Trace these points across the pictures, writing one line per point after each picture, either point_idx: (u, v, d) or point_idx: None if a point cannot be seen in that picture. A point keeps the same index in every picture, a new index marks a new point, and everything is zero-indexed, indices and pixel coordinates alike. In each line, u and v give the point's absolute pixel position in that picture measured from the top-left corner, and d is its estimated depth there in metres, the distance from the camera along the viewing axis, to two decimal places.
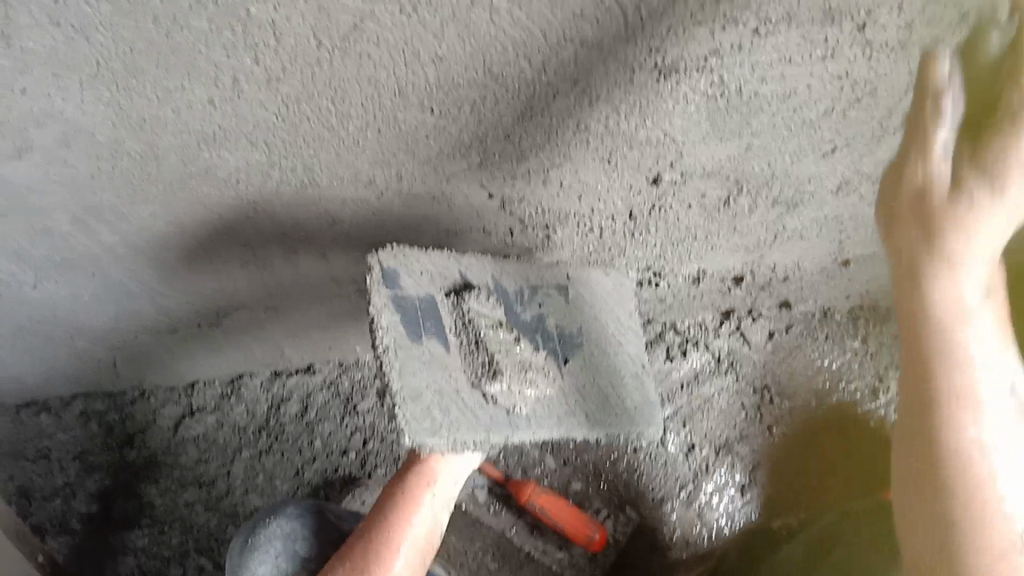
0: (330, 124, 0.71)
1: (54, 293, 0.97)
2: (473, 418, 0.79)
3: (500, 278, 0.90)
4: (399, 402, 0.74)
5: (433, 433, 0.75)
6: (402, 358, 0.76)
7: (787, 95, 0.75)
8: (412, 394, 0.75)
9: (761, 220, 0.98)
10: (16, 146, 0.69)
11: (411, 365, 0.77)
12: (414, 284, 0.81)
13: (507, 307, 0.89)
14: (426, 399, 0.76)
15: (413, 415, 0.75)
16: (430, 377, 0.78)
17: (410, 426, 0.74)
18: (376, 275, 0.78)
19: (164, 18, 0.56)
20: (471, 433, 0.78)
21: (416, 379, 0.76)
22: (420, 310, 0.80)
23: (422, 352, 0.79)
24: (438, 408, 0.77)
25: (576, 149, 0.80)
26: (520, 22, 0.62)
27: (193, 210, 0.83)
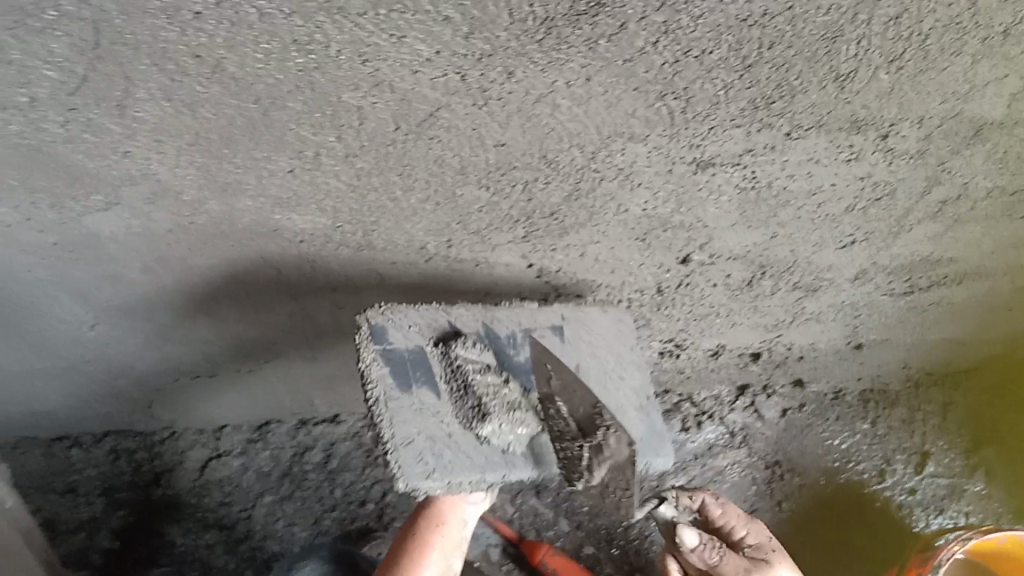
0: (393, 196, 0.78)
1: (109, 334, 1.02)
2: (466, 459, 0.79)
3: (491, 326, 0.89)
4: (392, 449, 0.77)
5: (428, 476, 0.77)
6: (394, 408, 0.80)
7: (813, 191, 0.82)
8: (404, 441, 0.78)
9: (781, 302, 1.04)
10: (107, 200, 0.75)
11: (402, 414, 0.80)
12: (403, 336, 0.84)
13: (497, 350, 0.87)
14: (418, 445, 0.78)
15: (406, 461, 0.77)
16: (422, 423, 0.80)
17: (403, 473, 0.76)
18: (366, 334, 0.82)
19: (265, 99, 0.64)
20: (466, 473, 0.78)
21: (407, 428, 0.79)
22: (411, 361, 0.83)
23: (414, 400, 0.81)
24: (432, 452, 0.79)
25: (614, 229, 0.86)
26: (577, 117, 0.69)
27: (254, 263, 0.89)
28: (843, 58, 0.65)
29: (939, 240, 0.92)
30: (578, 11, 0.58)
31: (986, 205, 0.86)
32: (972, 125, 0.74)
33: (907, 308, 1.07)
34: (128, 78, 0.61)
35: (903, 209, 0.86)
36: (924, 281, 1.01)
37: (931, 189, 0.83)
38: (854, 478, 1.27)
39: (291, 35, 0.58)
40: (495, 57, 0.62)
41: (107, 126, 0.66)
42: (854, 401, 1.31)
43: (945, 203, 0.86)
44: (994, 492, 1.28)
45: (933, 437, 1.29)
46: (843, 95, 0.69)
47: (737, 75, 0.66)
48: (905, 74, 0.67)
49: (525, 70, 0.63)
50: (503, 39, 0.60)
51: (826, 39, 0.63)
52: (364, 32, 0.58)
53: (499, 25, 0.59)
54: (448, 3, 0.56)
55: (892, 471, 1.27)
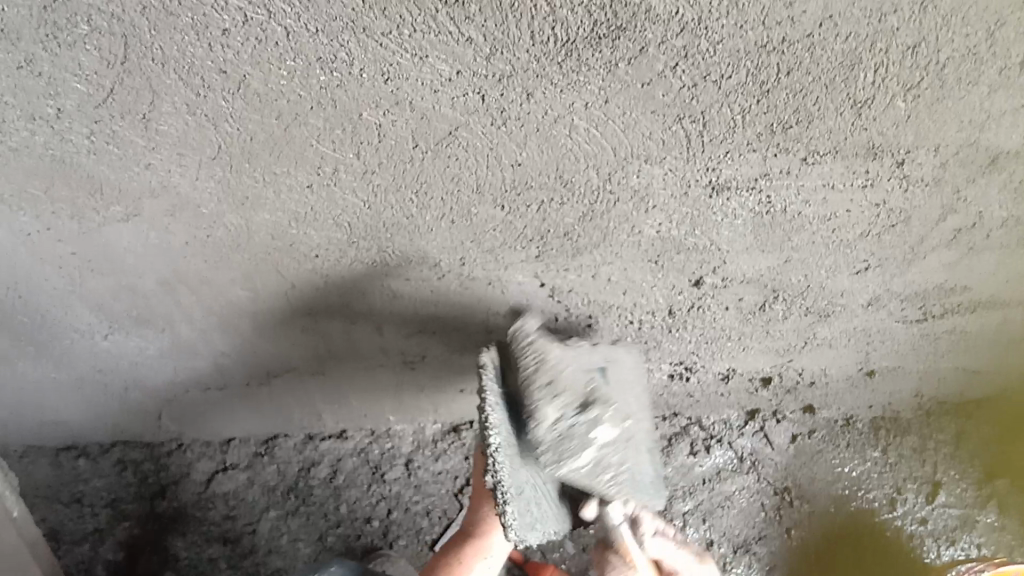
0: (409, 213, 0.79)
1: (122, 345, 1.02)
2: (549, 510, 0.88)
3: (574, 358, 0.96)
4: (508, 500, 0.82)
5: (531, 527, 0.85)
6: (513, 457, 0.83)
7: (828, 217, 0.82)
8: (518, 490, 0.83)
9: (794, 326, 1.04)
10: (126, 212, 0.76)
11: (518, 461, 0.84)
12: (514, 377, 0.87)
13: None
14: (526, 496, 0.85)
15: (520, 510, 0.83)
16: (527, 473, 0.85)
17: (517, 522, 0.82)
18: (491, 374, 0.84)
19: (287, 114, 0.65)
20: (550, 525, 0.88)
21: (522, 480, 0.84)
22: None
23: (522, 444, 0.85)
24: (530, 501, 0.85)
25: (627, 250, 0.87)
26: (594, 139, 0.70)
27: (268, 277, 0.89)
28: (861, 85, 0.65)
29: (953, 268, 0.92)
30: (599, 35, 0.59)
31: (1000, 233, 0.86)
32: (988, 154, 0.75)
33: (921, 335, 1.07)
34: (153, 91, 0.62)
35: (918, 236, 0.86)
36: (937, 309, 1.01)
37: (947, 217, 0.83)
38: (865, 507, 1.27)
39: (316, 54, 0.59)
40: (515, 78, 0.62)
41: (130, 138, 0.67)
42: (865, 428, 1.27)
43: (960, 231, 0.86)
44: (1006, 524, 1.28)
45: (944, 467, 1.27)
46: (860, 121, 0.69)
47: (754, 100, 0.66)
48: (923, 102, 0.67)
49: (545, 91, 0.64)
50: (524, 60, 0.61)
51: (844, 66, 0.63)
52: (388, 52, 0.60)
53: (521, 47, 0.60)
54: (471, 25, 0.58)
55: (904, 500, 1.27)
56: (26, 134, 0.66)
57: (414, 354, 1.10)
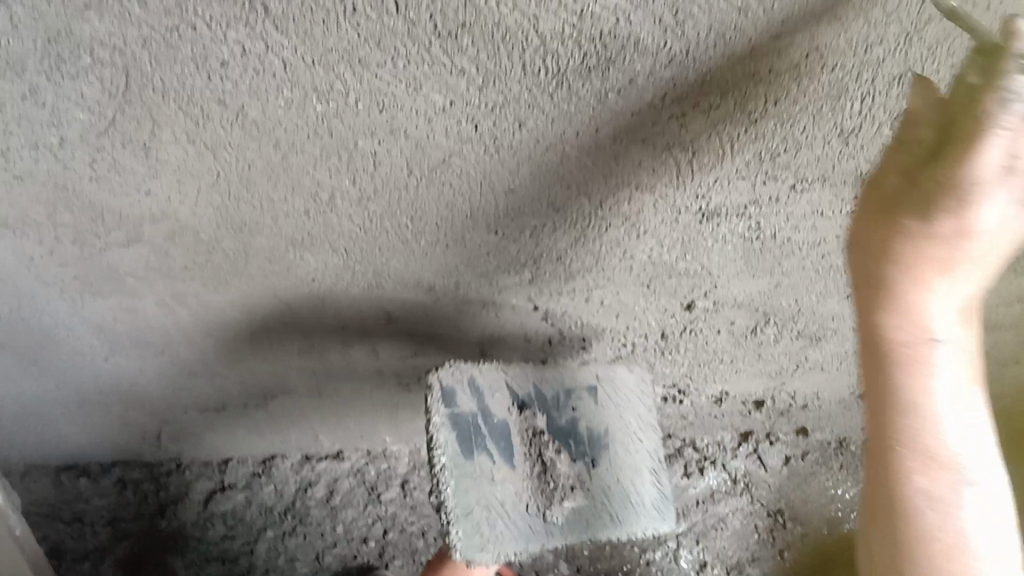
0: (404, 238, 0.80)
1: (122, 366, 1.03)
2: (515, 528, 0.86)
3: (538, 388, 0.95)
4: (454, 519, 0.81)
5: (484, 547, 0.82)
6: (458, 475, 0.82)
7: (817, 242, 0.83)
8: (467, 510, 0.82)
9: (786, 350, 1.04)
10: (127, 237, 0.78)
11: (464, 480, 0.83)
12: (469, 400, 0.87)
13: (544, 416, 0.95)
14: (477, 514, 0.82)
15: (468, 530, 0.81)
16: (481, 491, 0.84)
17: (465, 542, 0.80)
18: (438, 394, 0.84)
19: (284, 143, 0.66)
20: (513, 544, 0.85)
21: (469, 497, 0.82)
22: (473, 427, 0.86)
23: (474, 465, 0.84)
24: (488, 522, 0.83)
25: (620, 274, 0.88)
26: (585, 167, 0.71)
27: (266, 299, 0.90)
28: (848, 114, 0.66)
29: None
30: (589, 66, 0.60)
31: None
32: None
33: None
34: (154, 120, 0.63)
35: None
36: None
37: None
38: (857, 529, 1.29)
39: (312, 85, 0.61)
40: (507, 107, 0.64)
41: (131, 166, 0.68)
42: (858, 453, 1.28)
43: None
44: None
45: None
46: (847, 150, 0.70)
47: (743, 129, 0.67)
48: None
49: (536, 120, 0.65)
50: (516, 90, 0.62)
51: (831, 97, 0.64)
52: (382, 82, 0.61)
53: (512, 77, 0.61)
54: (463, 57, 0.59)
55: None
56: (30, 162, 0.67)
57: (409, 375, 1.11)
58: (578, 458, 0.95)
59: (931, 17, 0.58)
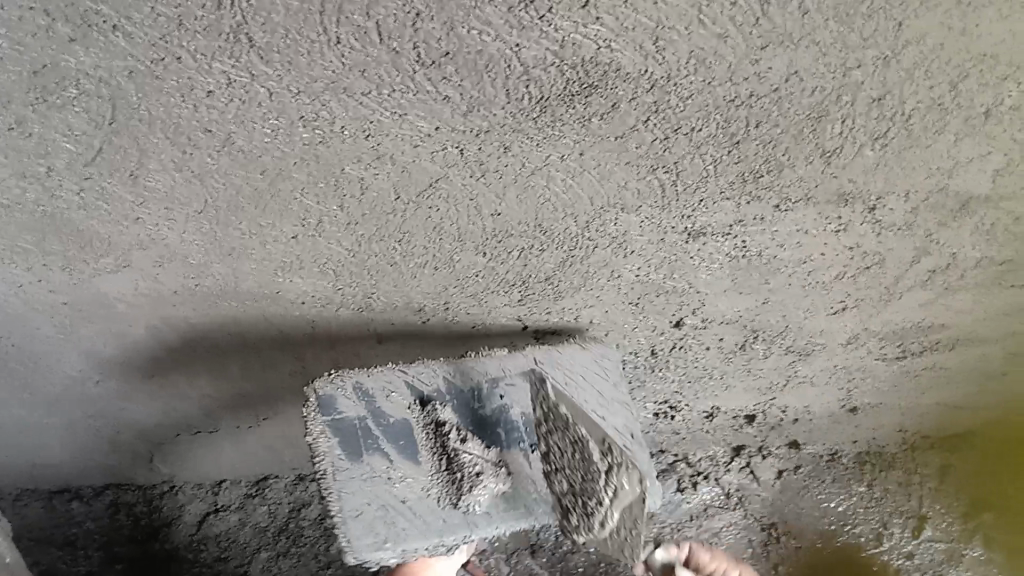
0: (393, 261, 0.80)
1: (113, 390, 1.03)
2: (422, 522, 0.80)
3: (453, 380, 0.88)
4: (338, 524, 0.78)
5: (378, 547, 0.78)
6: (345, 480, 0.81)
7: (803, 260, 0.84)
8: (355, 511, 0.79)
9: (775, 365, 1.05)
10: (116, 263, 0.78)
11: (351, 484, 0.81)
12: (354, 405, 0.85)
13: (458, 406, 0.87)
14: (369, 514, 0.79)
15: (356, 533, 0.78)
16: (371, 491, 0.81)
17: (352, 544, 0.77)
18: (313, 406, 0.83)
19: (272, 170, 0.67)
20: (418, 540, 0.79)
21: (358, 499, 0.80)
22: (362, 431, 0.83)
23: (362, 467, 0.82)
24: (383, 521, 0.79)
25: (608, 293, 0.88)
26: (571, 189, 0.72)
27: (257, 322, 0.91)
28: (829, 136, 0.67)
29: (931, 306, 0.93)
30: (572, 91, 0.61)
31: (976, 273, 0.87)
32: (959, 199, 0.76)
33: (901, 371, 1.07)
34: (141, 150, 0.64)
35: (892, 278, 0.87)
36: (916, 346, 1.01)
37: (920, 258, 0.84)
38: (852, 541, 1.24)
39: (298, 113, 0.61)
40: (492, 133, 0.64)
41: (119, 194, 0.69)
42: (852, 463, 1.30)
43: (934, 271, 0.87)
44: (993, 557, 1.22)
45: (929, 500, 1.26)
46: (829, 170, 0.71)
47: (725, 151, 0.68)
48: (891, 150, 0.69)
49: (521, 145, 0.66)
50: (500, 116, 0.63)
51: (812, 118, 0.65)
52: (368, 110, 0.62)
53: (496, 104, 0.62)
54: (447, 84, 0.60)
55: (890, 534, 1.24)
56: (19, 192, 0.68)
57: None
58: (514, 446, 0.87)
59: (908, 41, 0.59)
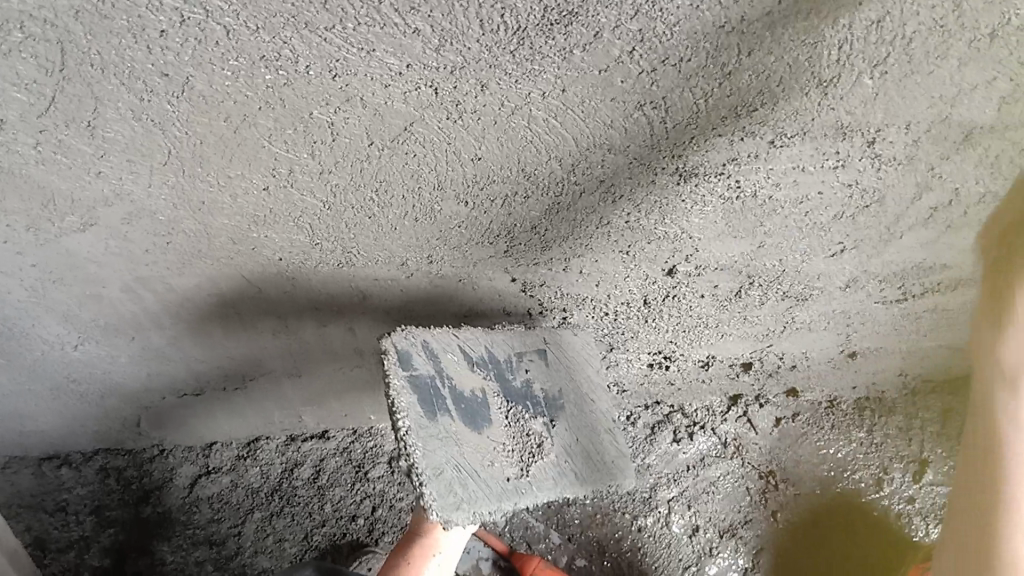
0: (371, 213, 0.77)
1: (94, 354, 1.01)
2: (485, 486, 0.77)
3: (490, 348, 0.89)
4: (424, 480, 0.73)
5: (457, 506, 0.73)
6: (424, 438, 0.76)
7: (799, 200, 0.80)
8: (437, 471, 0.74)
9: (771, 311, 1.03)
10: (82, 222, 0.74)
11: (431, 443, 0.76)
12: (425, 361, 0.81)
13: (499, 376, 0.87)
14: (448, 474, 0.75)
15: (438, 492, 0.73)
16: (447, 452, 0.76)
17: (438, 502, 0.72)
18: (392, 357, 0.78)
19: (235, 116, 0.63)
20: (488, 503, 0.76)
21: (437, 458, 0.75)
22: (433, 390, 0.80)
23: (439, 427, 0.77)
24: (459, 483, 0.75)
25: (598, 241, 0.85)
26: (554, 129, 0.68)
27: (234, 281, 0.88)
28: (825, 63, 0.63)
29: (931, 246, 0.90)
30: (550, 21, 0.57)
31: (980, 210, 0.84)
32: (962, 129, 0.72)
33: (901, 314, 1.05)
34: (95, 98, 0.60)
35: (893, 216, 0.84)
36: (918, 289, 0.99)
37: (922, 195, 0.81)
38: (851, 487, 1.29)
39: (258, 53, 0.57)
40: (467, 69, 0.61)
41: (78, 147, 0.65)
42: (851, 408, 1.31)
43: (936, 209, 0.83)
44: None
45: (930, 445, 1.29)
46: (826, 101, 0.67)
47: (716, 83, 0.64)
48: (891, 78, 0.65)
49: (499, 81, 0.62)
50: (475, 50, 0.59)
51: (807, 44, 0.61)
52: (332, 47, 0.58)
53: (470, 36, 0.58)
54: (416, 16, 0.55)
55: (890, 479, 1.29)
56: None
57: None
58: (539, 418, 0.88)
59: None
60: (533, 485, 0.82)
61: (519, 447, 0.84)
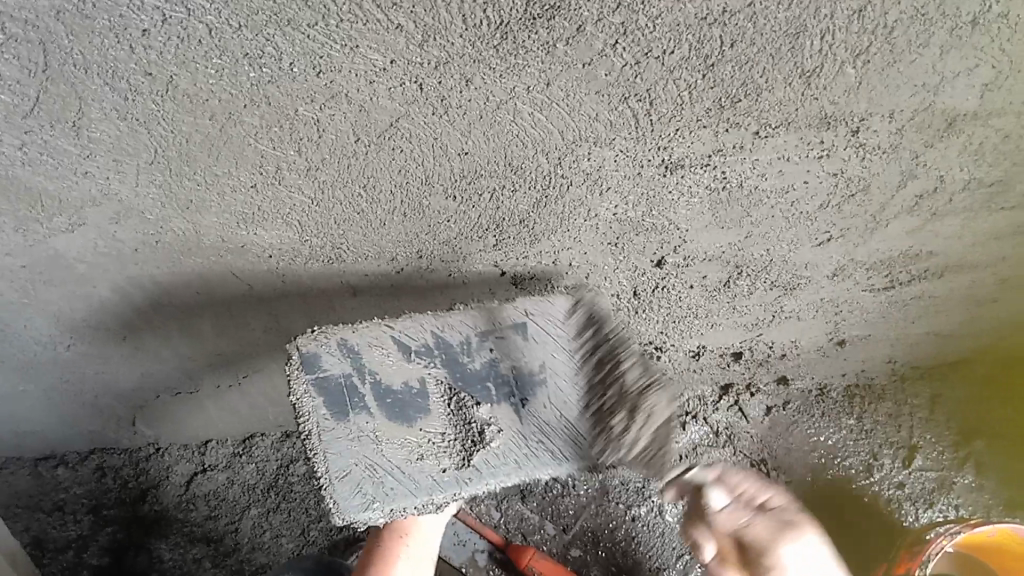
0: (359, 208, 0.77)
1: (86, 353, 1.01)
2: (410, 483, 0.76)
3: (441, 330, 0.83)
4: (326, 484, 0.75)
5: (366, 507, 0.75)
6: (328, 441, 0.76)
7: (785, 190, 0.81)
8: (342, 473, 0.75)
9: (760, 300, 1.04)
10: (70, 222, 0.74)
11: (339, 445, 0.76)
12: (338, 360, 0.78)
13: (448, 360, 0.82)
14: (356, 475, 0.76)
15: (342, 494, 0.75)
16: (357, 453, 0.76)
17: (340, 505, 0.74)
18: (296, 363, 0.77)
19: (220, 114, 0.63)
20: (408, 499, 0.75)
21: (345, 459, 0.76)
22: (348, 388, 0.78)
23: (349, 429, 0.77)
24: (371, 480, 0.76)
25: (586, 234, 0.86)
26: (540, 123, 0.69)
27: (224, 278, 0.88)
28: (808, 54, 0.63)
29: (918, 234, 0.91)
30: (532, 15, 0.57)
31: (964, 197, 0.85)
32: (945, 117, 0.72)
33: (890, 301, 1.06)
34: (80, 98, 0.60)
35: (878, 205, 0.85)
36: (905, 277, 1.00)
37: (907, 183, 0.82)
38: (841, 474, 1.30)
39: (241, 50, 0.58)
40: (451, 64, 0.61)
41: (64, 148, 0.65)
42: (839, 397, 1.32)
43: (922, 196, 0.84)
44: (985, 483, 1.30)
45: (919, 431, 1.32)
46: (809, 91, 0.67)
47: (699, 75, 0.65)
48: (872, 68, 0.65)
49: (483, 77, 0.63)
50: (459, 45, 0.59)
51: (789, 35, 0.61)
52: (316, 44, 0.58)
53: (453, 31, 0.58)
54: (399, 12, 0.56)
55: (881, 466, 1.31)
56: None
57: None
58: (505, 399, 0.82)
59: None
60: (476, 475, 0.78)
61: (463, 436, 0.80)
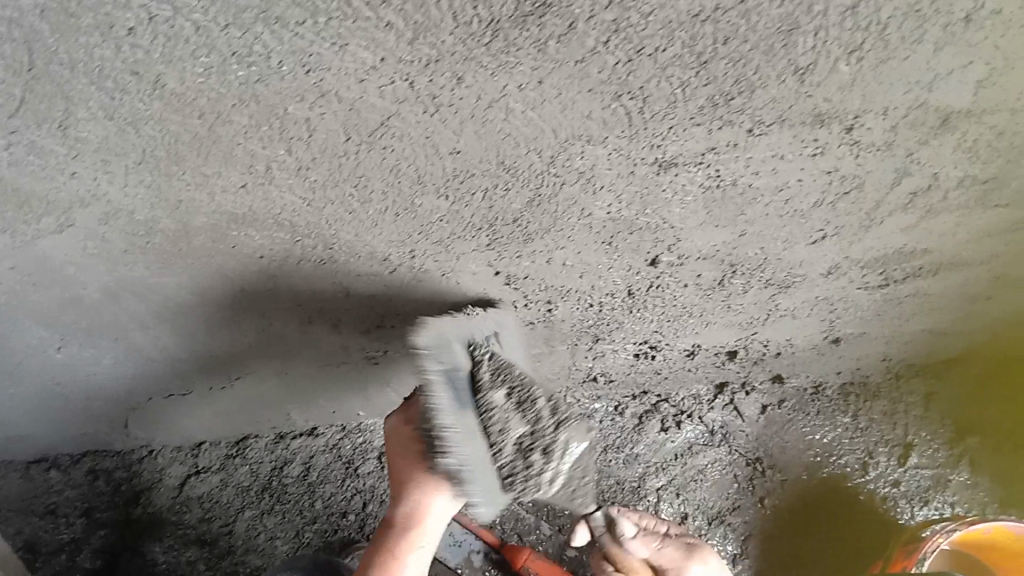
0: (351, 208, 0.77)
1: (78, 355, 1.00)
2: (506, 460, 0.85)
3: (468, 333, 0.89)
4: (472, 477, 0.83)
5: (500, 488, 0.85)
6: (465, 432, 0.83)
7: (779, 188, 0.81)
8: (479, 463, 0.83)
9: (754, 299, 1.03)
10: (59, 223, 0.74)
11: (471, 434, 0.84)
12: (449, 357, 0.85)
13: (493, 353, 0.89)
14: (483, 458, 0.84)
15: (482, 481, 0.84)
16: (472, 441, 0.84)
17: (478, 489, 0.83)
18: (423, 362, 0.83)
19: (209, 113, 0.63)
20: (518, 474, 0.85)
21: (478, 449, 0.84)
22: (459, 383, 0.85)
23: (466, 419, 0.84)
24: (499, 463, 0.85)
25: (580, 233, 0.85)
26: (533, 122, 0.68)
27: (216, 279, 0.87)
28: (802, 51, 0.63)
29: (913, 231, 0.91)
30: (524, 12, 0.56)
31: (959, 193, 0.84)
32: (938, 114, 0.72)
33: (884, 299, 1.06)
34: (67, 98, 0.60)
35: (872, 203, 0.84)
36: (899, 274, 1.00)
37: (902, 180, 0.81)
38: (836, 472, 1.31)
39: (229, 49, 0.57)
40: (442, 62, 0.60)
41: (51, 148, 0.64)
42: (835, 396, 1.32)
43: (916, 193, 0.84)
44: (979, 480, 1.31)
45: (914, 428, 1.32)
46: (803, 88, 0.67)
47: (692, 73, 0.64)
48: (867, 65, 0.65)
49: (474, 75, 0.62)
50: (449, 43, 0.59)
51: (783, 32, 0.60)
52: (304, 42, 0.57)
53: (444, 29, 0.57)
54: (388, 9, 0.55)
55: (875, 463, 1.31)
56: None
57: (375, 349, 1.08)
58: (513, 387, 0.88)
59: None
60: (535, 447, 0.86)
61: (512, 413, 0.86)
